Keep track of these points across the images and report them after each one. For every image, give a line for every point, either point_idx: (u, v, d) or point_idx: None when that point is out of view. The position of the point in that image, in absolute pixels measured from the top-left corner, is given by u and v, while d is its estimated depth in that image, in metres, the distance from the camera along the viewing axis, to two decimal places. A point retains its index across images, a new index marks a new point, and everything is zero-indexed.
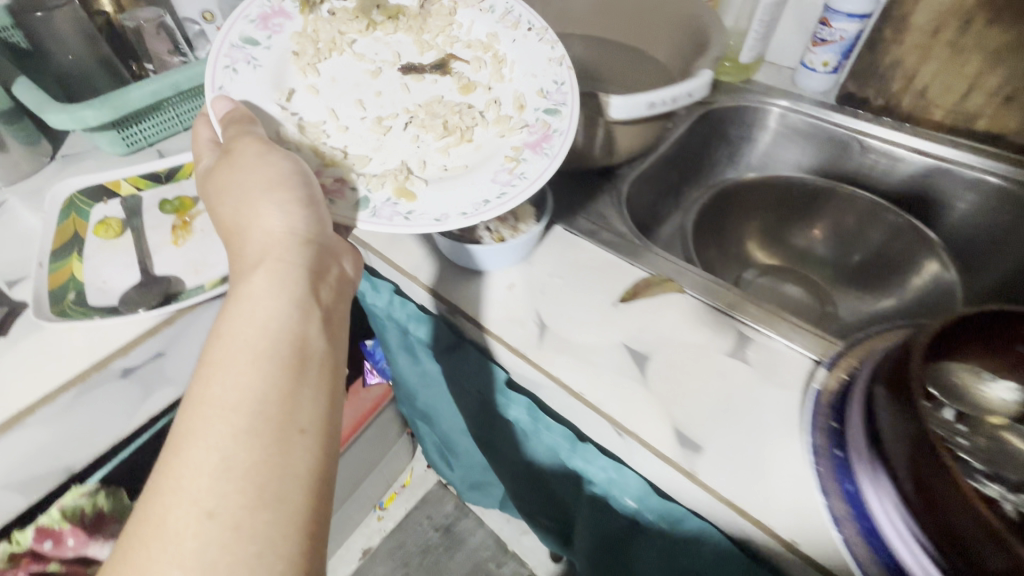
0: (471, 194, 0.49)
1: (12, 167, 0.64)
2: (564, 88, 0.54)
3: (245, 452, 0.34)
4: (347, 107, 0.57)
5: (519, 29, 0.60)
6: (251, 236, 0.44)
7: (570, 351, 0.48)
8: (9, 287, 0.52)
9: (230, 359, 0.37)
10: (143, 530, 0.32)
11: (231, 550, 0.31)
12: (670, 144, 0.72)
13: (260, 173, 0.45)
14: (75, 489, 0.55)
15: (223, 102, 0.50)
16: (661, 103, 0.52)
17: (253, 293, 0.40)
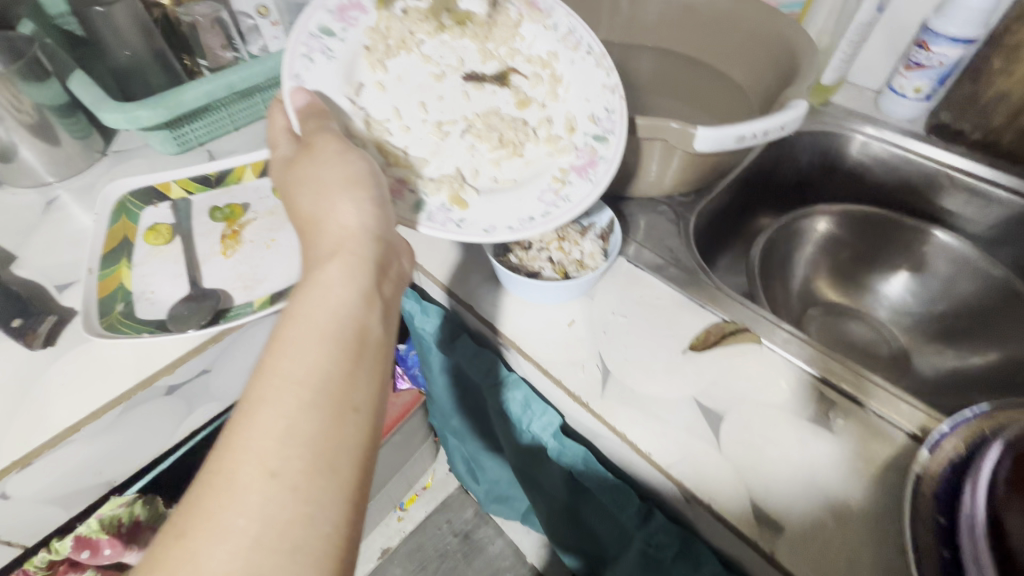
0: (518, 209, 0.49)
1: (66, 163, 0.63)
2: (615, 118, 0.50)
3: (308, 423, 0.32)
4: (410, 106, 0.52)
5: (578, 50, 0.53)
6: (322, 221, 0.42)
7: (635, 404, 0.45)
8: (58, 293, 0.51)
9: (301, 331, 0.35)
10: (203, 482, 0.30)
11: (287, 515, 0.29)
12: (741, 171, 0.68)
13: (341, 171, 0.43)
14: (115, 499, 0.54)
15: (301, 95, 0.46)
16: (751, 137, 0.48)
17: (325, 277, 0.38)
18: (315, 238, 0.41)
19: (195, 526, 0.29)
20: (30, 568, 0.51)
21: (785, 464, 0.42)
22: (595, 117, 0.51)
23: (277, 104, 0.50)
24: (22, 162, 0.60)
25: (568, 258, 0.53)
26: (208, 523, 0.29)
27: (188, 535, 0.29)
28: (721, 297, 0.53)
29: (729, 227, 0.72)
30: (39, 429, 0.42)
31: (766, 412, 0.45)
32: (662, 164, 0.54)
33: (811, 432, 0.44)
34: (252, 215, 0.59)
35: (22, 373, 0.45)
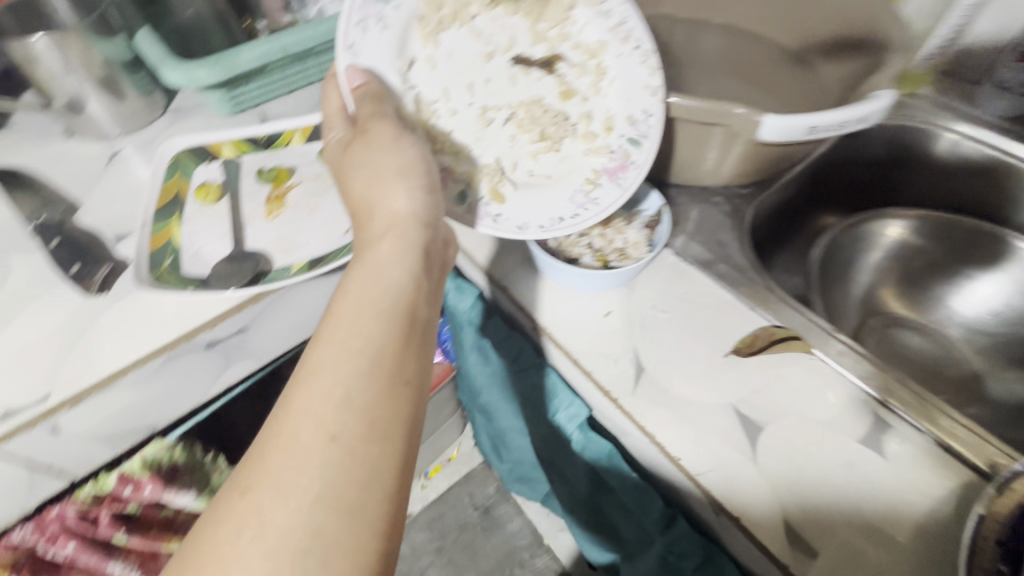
0: (550, 208, 0.50)
1: (129, 117, 0.65)
2: (652, 121, 0.47)
3: (365, 390, 0.33)
4: (458, 88, 0.50)
5: (626, 44, 0.47)
6: (376, 205, 0.43)
7: (669, 405, 0.43)
8: (114, 242, 0.53)
9: (356, 305, 0.36)
10: (265, 442, 0.31)
11: (348, 473, 0.30)
12: (809, 165, 0.62)
13: (393, 159, 0.44)
14: (158, 442, 0.58)
15: (356, 75, 0.46)
16: (824, 128, 0.43)
17: (378, 258, 0.40)
18: (373, 225, 0.42)
19: (259, 482, 0.30)
20: (78, 498, 0.55)
21: (828, 485, 0.39)
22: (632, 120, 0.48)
23: (333, 80, 0.50)
24: (90, 115, 0.63)
25: (610, 246, 0.52)
26: (271, 480, 0.30)
27: (255, 487, 0.30)
28: (773, 301, 0.49)
29: (791, 228, 0.67)
30: (88, 372, 0.45)
31: (812, 428, 0.41)
32: (720, 153, 0.51)
33: (861, 455, 0.40)
34: (297, 179, 0.59)
35: (77, 317, 0.48)
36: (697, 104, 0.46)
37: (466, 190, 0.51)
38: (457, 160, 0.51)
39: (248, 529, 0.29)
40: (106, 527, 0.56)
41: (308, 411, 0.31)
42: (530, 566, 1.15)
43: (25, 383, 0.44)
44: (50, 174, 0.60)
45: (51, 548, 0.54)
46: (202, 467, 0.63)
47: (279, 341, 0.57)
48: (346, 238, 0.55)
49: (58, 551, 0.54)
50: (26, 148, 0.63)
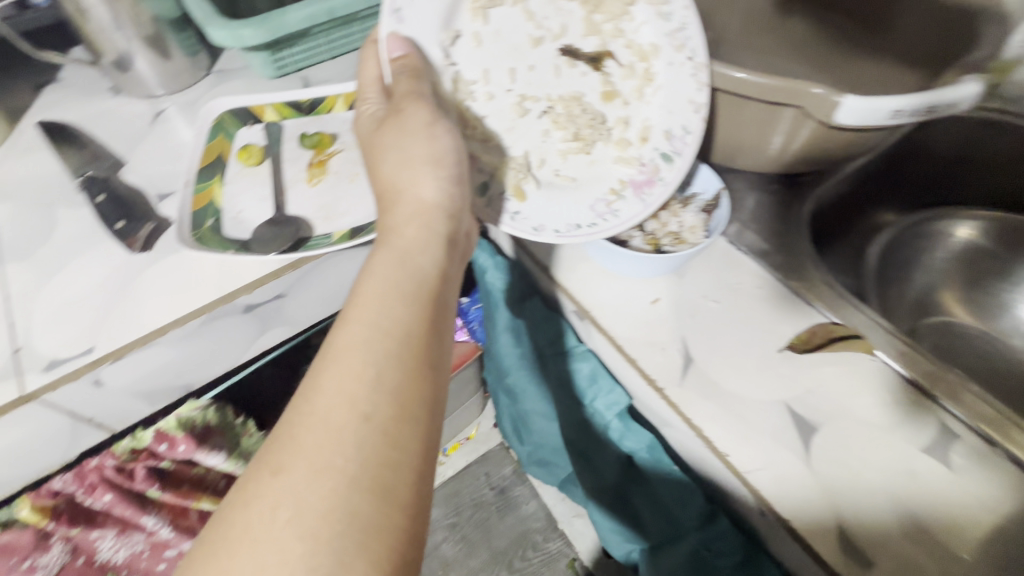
0: (570, 215, 0.48)
1: (174, 77, 0.64)
2: (688, 139, 0.46)
3: (396, 371, 0.32)
4: (500, 70, 0.47)
5: (680, 52, 0.45)
6: (403, 190, 0.42)
7: (718, 400, 0.41)
8: (157, 201, 0.53)
9: (383, 288, 0.36)
10: (295, 423, 0.30)
11: (382, 452, 0.29)
12: (871, 159, 0.60)
13: (426, 147, 0.42)
14: (192, 402, 0.59)
15: (397, 45, 0.42)
16: (909, 113, 0.40)
17: (404, 243, 0.39)
18: (395, 213, 0.42)
19: (293, 461, 0.29)
20: (116, 452, 0.56)
21: (883, 494, 0.37)
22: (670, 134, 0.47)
23: (371, 46, 0.48)
24: (136, 73, 0.62)
25: (664, 229, 0.50)
26: (304, 460, 0.29)
27: (289, 462, 0.29)
28: (833, 298, 0.46)
29: (848, 225, 0.63)
30: (130, 328, 0.45)
31: (868, 432, 0.40)
32: (787, 136, 0.48)
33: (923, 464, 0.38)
34: (339, 145, 0.58)
35: (121, 274, 0.48)
36: (770, 80, 0.42)
37: (488, 182, 0.48)
38: (485, 148, 0.48)
39: (282, 511, 0.28)
40: (141, 481, 0.58)
41: (340, 390, 0.31)
42: (544, 548, 1.15)
43: (69, 335, 0.44)
44: (95, 130, 0.60)
45: (90, 496, 0.56)
46: (233, 428, 0.64)
47: (314, 310, 0.57)
48: None
49: (97, 500, 0.56)
50: (73, 104, 0.63)
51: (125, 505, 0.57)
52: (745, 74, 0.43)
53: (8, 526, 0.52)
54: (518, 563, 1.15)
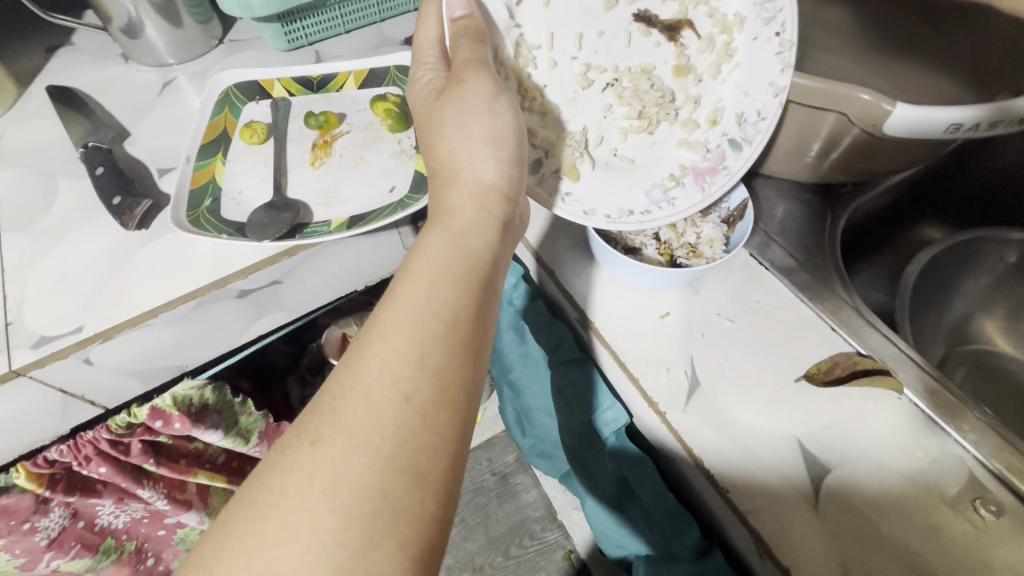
0: (625, 197, 0.45)
1: (184, 45, 0.62)
2: (761, 126, 0.41)
3: (443, 355, 0.30)
4: (566, 36, 0.42)
5: (768, 27, 0.40)
6: (461, 168, 0.38)
7: (722, 429, 0.39)
8: (158, 176, 0.52)
9: (435, 267, 0.33)
10: (336, 395, 0.29)
11: (421, 436, 0.28)
12: (918, 170, 0.55)
13: (486, 125, 0.37)
14: (188, 380, 0.55)
15: (459, 3, 0.38)
16: (969, 127, 0.36)
17: (459, 223, 0.36)
18: (449, 189, 0.38)
19: (332, 434, 0.27)
20: (112, 426, 0.53)
21: (897, 547, 0.34)
22: (743, 119, 0.42)
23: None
24: (146, 41, 0.60)
25: (679, 240, 0.47)
26: (342, 434, 0.27)
27: (319, 435, 0.28)
28: (857, 323, 0.43)
29: (877, 241, 0.59)
30: (121, 309, 0.44)
31: (890, 479, 0.36)
32: (826, 143, 0.43)
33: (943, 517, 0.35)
34: (346, 127, 0.56)
35: (116, 250, 0.47)
36: (816, 82, 0.38)
37: (543, 159, 0.44)
38: (542, 122, 0.44)
39: (317, 483, 0.26)
40: (137, 455, 0.57)
41: (384, 370, 0.29)
42: (541, 539, 1.15)
43: (60, 312, 0.43)
44: (102, 99, 0.59)
45: (85, 466, 0.55)
46: (231, 407, 0.64)
47: (313, 297, 0.55)
48: (391, 196, 0.51)
49: (92, 470, 0.56)
50: (83, 71, 0.62)
51: (121, 477, 0.58)
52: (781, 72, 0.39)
53: (6, 490, 0.52)
54: (515, 550, 1.15)
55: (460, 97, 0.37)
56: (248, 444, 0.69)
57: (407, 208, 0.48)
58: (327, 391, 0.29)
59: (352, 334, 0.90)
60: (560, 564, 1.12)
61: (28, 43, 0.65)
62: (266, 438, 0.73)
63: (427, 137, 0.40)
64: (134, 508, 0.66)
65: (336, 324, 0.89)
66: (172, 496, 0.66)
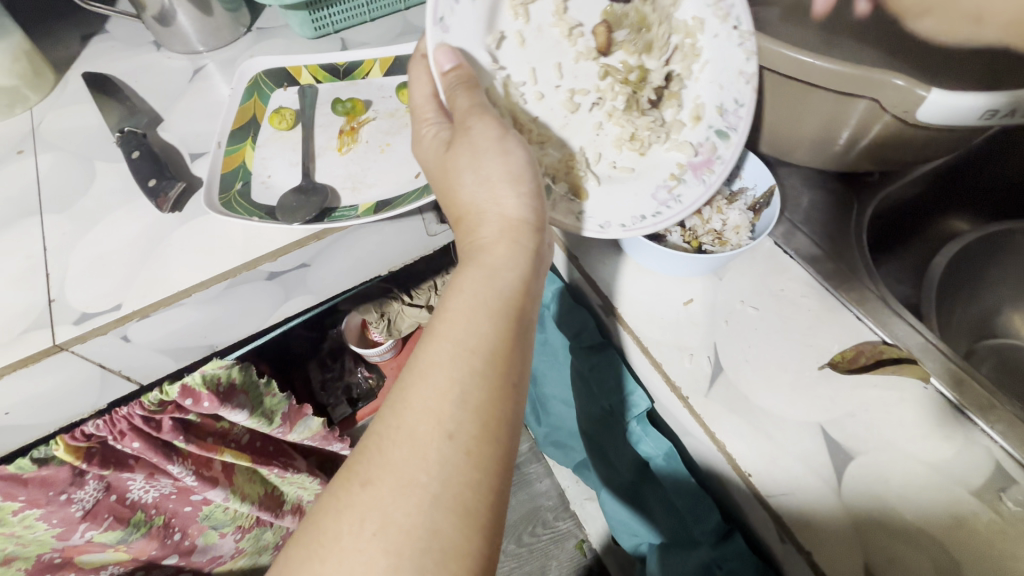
0: (632, 206, 0.45)
1: (214, 33, 0.64)
2: (742, 112, 0.43)
3: (483, 392, 0.31)
4: (547, 68, 0.44)
5: (725, 22, 0.43)
6: (485, 210, 0.38)
7: (745, 414, 0.39)
8: (191, 161, 0.53)
9: (469, 303, 0.34)
10: (382, 436, 0.30)
11: (466, 474, 0.29)
12: (949, 159, 0.55)
13: (501, 163, 0.38)
14: (217, 360, 0.58)
15: (447, 56, 0.38)
16: (1004, 114, 0.35)
17: (492, 260, 0.36)
18: (478, 230, 0.38)
19: (381, 475, 0.29)
20: (145, 403, 0.55)
21: (921, 536, 0.34)
22: (722, 110, 0.44)
23: (421, 62, 0.43)
24: (178, 28, 0.62)
25: (704, 227, 0.47)
26: (390, 475, 0.29)
27: (371, 474, 0.29)
28: (884, 311, 0.43)
29: (905, 230, 0.58)
30: (158, 288, 0.45)
31: (915, 468, 0.36)
32: (856, 130, 0.42)
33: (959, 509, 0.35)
34: (372, 113, 0.56)
35: (152, 231, 0.48)
36: (845, 66, 0.37)
37: (551, 185, 0.44)
38: (544, 151, 0.45)
39: (369, 523, 0.28)
40: (168, 432, 0.59)
41: (426, 409, 0.30)
42: (553, 527, 1.16)
43: (101, 289, 0.45)
44: (136, 85, 0.61)
45: (120, 441, 0.57)
46: (257, 388, 0.66)
47: (338, 282, 0.56)
48: (416, 182, 0.52)
49: (126, 445, 0.57)
50: (117, 58, 0.64)
51: (152, 453, 0.60)
52: (813, 59, 0.38)
53: (47, 463, 0.53)
54: (527, 538, 1.16)
55: (471, 146, 0.38)
56: (271, 425, 0.71)
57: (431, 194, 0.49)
58: (375, 426, 0.31)
59: (371, 320, 0.91)
60: (572, 552, 1.14)
61: (65, 30, 0.67)
62: (289, 419, 0.74)
63: (445, 185, 0.40)
64: (164, 484, 0.68)
65: (356, 310, 0.91)
66: (199, 473, 0.68)
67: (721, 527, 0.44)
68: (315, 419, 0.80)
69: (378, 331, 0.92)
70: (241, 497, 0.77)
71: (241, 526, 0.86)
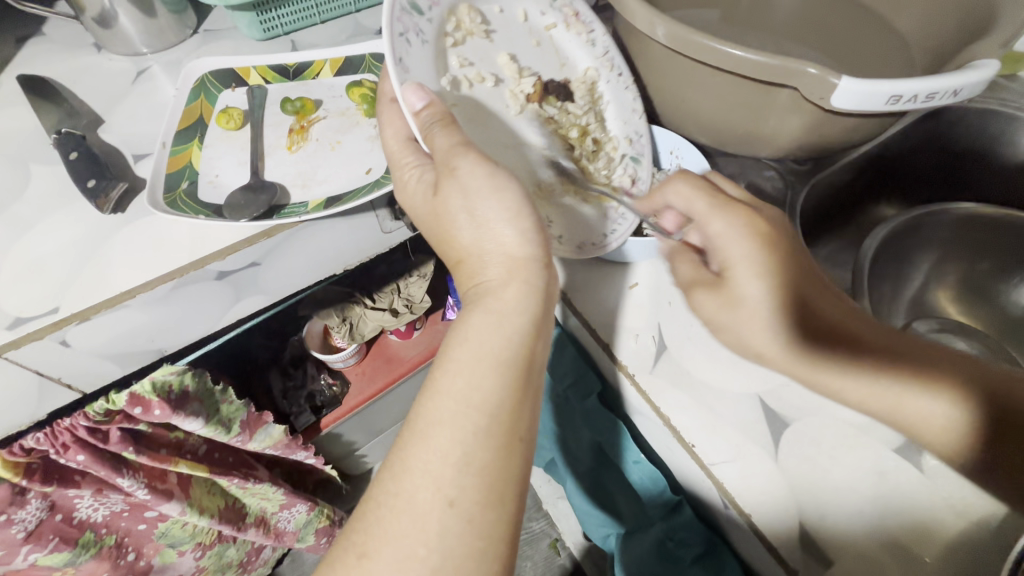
0: (593, 227, 0.49)
1: (159, 35, 0.62)
2: (643, 141, 0.52)
3: (486, 453, 0.32)
4: (496, 109, 0.47)
5: (612, 71, 0.51)
6: (488, 251, 0.39)
7: (689, 389, 0.42)
8: (134, 162, 0.52)
9: (475, 354, 0.34)
10: (382, 502, 0.32)
11: (468, 541, 0.30)
12: (874, 146, 0.59)
13: (496, 199, 0.38)
14: (166, 366, 0.54)
15: (419, 95, 0.39)
16: (909, 98, 0.37)
17: (501, 304, 0.36)
18: (485, 276, 0.38)
19: (378, 548, 0.31)
20: (89, 413, 0.52)
21: (852, 495, 0.37)
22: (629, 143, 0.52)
23: (390, 106, 0.43)
24: (119, 29, 0.60)
25: None
26: (388, 549, 0.30)
27: (378, 548, 0.31)
28: None
29: (835, 214, 0.62)
30: (98, 291, 0.44)
31: (843, 431, 0.39)
32: (781, 120, 0.45)
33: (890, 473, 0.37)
34: (322, 113, 0.56)
35: (92, 234, 0.47)
36: (765, 57, 0.39)
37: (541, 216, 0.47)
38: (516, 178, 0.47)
39: None
40: (116, 443, 0.57)
41: (429, 469, 0.31)
42: (526, 528, 1.17)
43: (37, 294, 0.44)
44: (75, 88, 0.59)
45: (63, 454, 0.55)
46: (212, 395, 0.63)
47: (291, 281, 0.55)
48: (367, 178, 0.52)
49: (70, 458, 0.55)
50: (55, 60, 0.62)
51: (99, 466, 0.58)
52: (741, 52, 0.39)
53: None
54: None
55: (461, 185, 0.38)
56: (229, 433, 0.69)
57: (384, 187, 0.50)
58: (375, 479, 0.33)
59: (333, 325, 0.90)
60: (546, 552, 1.15)
61: None
62: (248, 428, 0.72)
63: (438, 233, 0.41)
64: (114, 501, 0.66)
65: (316, 315, 0.89)
66: (152, 486, 0.66)
67: (672, 503, 0.49)
68: (276, 426, 0.78)
69: (340, 337, 0.92)
70: (199, 510, 0.74)
71: (202, 543, 0.84)
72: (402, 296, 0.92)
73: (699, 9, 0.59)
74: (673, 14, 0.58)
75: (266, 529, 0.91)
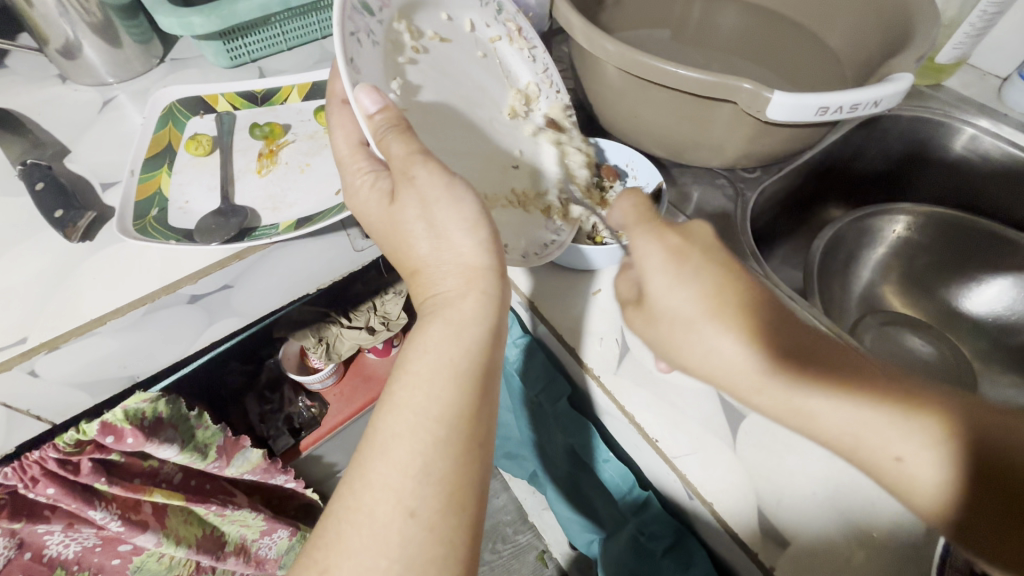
0: (536, 234, 0.51)
1: (125, 65, 0.63)
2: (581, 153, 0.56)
3: (443, 463, 0.33)
4: (449, 117, 0.47)
5: (551, 87, 0.55)
6: (444, 261, 0.40)
7: (652, 388, 0.45)
8: (101, 190, 0.53)
9: (432, 367, 0.36)
10: (344, 516, 0.33)
11: (429, 550, 0.32)
12: (819, 152, 0.62)
13: (461, 216, 0.39)
14: (139, 394, 0.54)
15: (374, 98, 0.38)
16: (835, 110, 0.41)
17: (461, 315, 0.38)
18: (439, 293, 0.40)
19: (338, 562, 0.32)
20: (60, 445, 0.51)
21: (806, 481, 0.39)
22: (580, 152, 0.54)
23: (342, 108, 0.43)
24: (85, 60, 0.61)
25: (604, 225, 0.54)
26: (350, 561, 0.32)
27: (338, 563, 0.32)
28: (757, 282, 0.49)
29: (785, 213, 0.66)
30: (64, 319, 0.44)
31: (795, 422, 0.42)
32: (726, 133, 0.48)
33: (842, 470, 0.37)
34: (291, 137, 0.58)
35: (59, 264, 0.47)
36: (705, 76, 0.42)
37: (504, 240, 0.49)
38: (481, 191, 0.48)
39: None
40: (87, 474, 0.56)
41: (391, 481, 0.33)
42: (514, 541, 1.17)
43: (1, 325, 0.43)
44: (40, 120, 0.59)
45: (32, 488, 0.54)
46: (187, 420, 0.63)
47: (261, 301, 0.55)
48: (335, 198, 0.54)
49: (40, 492, 0.54)
50: (18, 93, 0.62)
51: (71, 499, 0.56)
52: (686, 71, 0.42)
53: None
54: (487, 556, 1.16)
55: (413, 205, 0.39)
56: (205, 459, 0.68)
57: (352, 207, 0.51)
58: (338, 496, 0.34)
59: (310, 347, 0.89)
60: (533, 565, 1.15)
61: None
62: (225, 452, 0.72)
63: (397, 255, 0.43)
64: (84, 536, 0.65)
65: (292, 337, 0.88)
66: (125, 517, 0.64)
67: (642, 500, 0.51)
68: (255, 450, 0.77)
69: (317, 357, 0.91)
70: (175, 541, 0.73)
71: None
72: (378, 314, 0.94)
73: (650, 29, 0.63)
74: (624, 35, 0.62)
75: (246, 557, 0.89)
